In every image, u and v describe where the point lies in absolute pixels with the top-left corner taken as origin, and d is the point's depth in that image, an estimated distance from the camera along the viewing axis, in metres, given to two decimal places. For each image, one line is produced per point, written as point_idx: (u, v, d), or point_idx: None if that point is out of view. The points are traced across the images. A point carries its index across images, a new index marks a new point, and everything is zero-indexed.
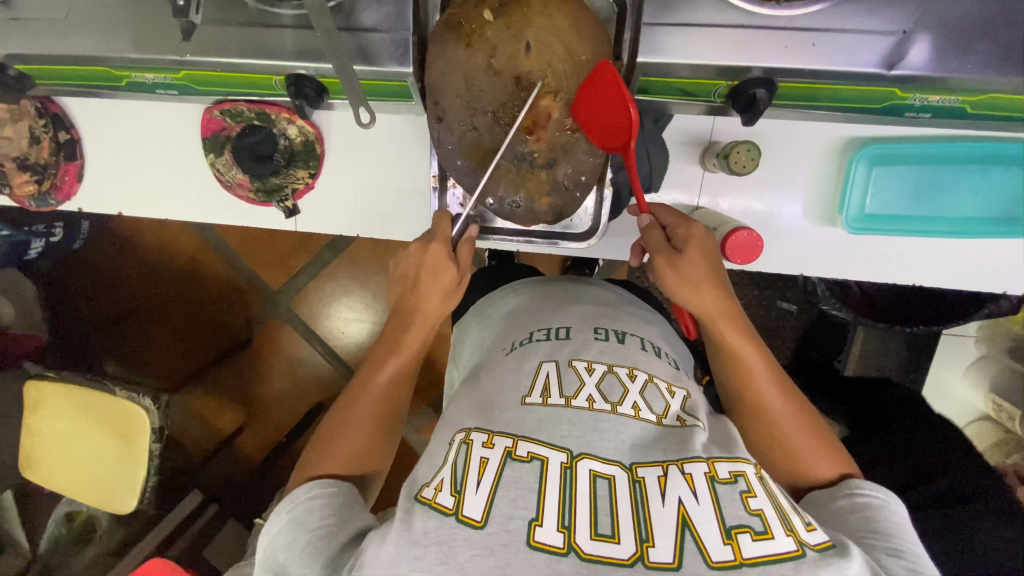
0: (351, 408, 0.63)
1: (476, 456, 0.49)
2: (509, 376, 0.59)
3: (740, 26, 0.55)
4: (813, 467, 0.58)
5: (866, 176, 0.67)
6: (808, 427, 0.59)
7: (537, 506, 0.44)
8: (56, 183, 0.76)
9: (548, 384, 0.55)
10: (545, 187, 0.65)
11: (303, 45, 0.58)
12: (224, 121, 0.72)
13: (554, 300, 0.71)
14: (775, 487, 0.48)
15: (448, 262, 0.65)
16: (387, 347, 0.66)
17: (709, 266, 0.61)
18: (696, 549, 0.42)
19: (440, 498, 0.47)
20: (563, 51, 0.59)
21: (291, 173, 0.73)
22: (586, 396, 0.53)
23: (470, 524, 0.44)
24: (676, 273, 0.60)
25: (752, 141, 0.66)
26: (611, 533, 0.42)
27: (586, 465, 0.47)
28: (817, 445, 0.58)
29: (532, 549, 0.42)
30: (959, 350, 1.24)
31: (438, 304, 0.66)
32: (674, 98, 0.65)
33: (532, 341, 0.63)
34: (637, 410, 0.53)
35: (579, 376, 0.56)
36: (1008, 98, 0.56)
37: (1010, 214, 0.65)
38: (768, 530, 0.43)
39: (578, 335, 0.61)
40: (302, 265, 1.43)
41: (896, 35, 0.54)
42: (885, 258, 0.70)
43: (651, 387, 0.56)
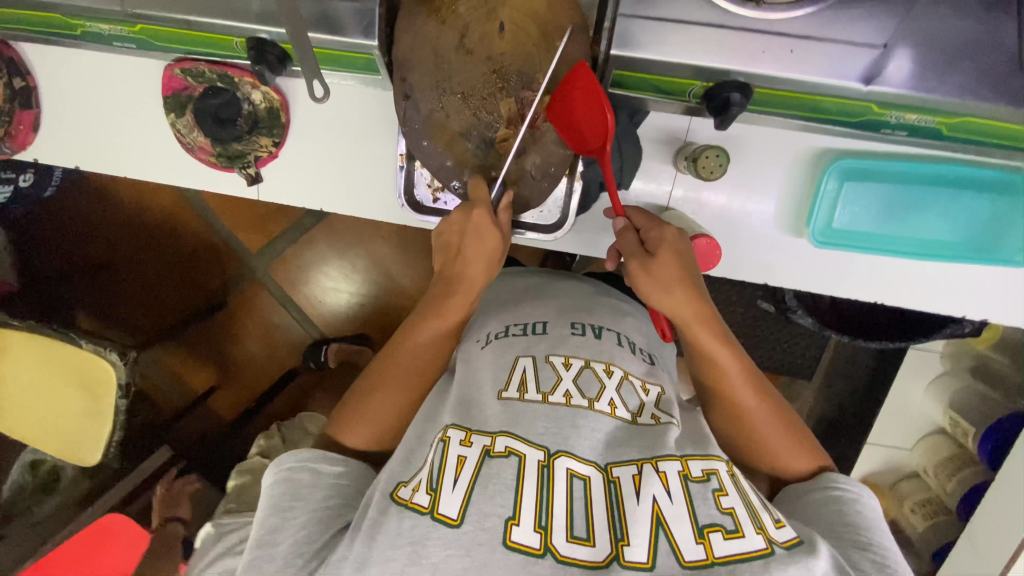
0: (392, 370, 0.62)
1: (454, 454, 0.49)
2: (485, 368, 0.58)
3: (718, 26, 0.53)
4: (789, 464, 0.59)
5: (837, 191, 0.66)
6: (785, 425, 0.59)
7: (514, 505, 0.44)
8: (11, 131, 0.73)
9: (525, 379, 0.54)
10: (511, 176, 0.64)
11: (267, 9, 0.55)
12: (186, 80, 0.69)
13: (531, 293, 0.70)
14: (746, 485, 0.49)
15: (492, 228, 0.61)
16: (430, 309, 0.63)
17: (681, 269, 0.59)
18: (669, 549, 0.43)
19: (416, 498, 0.47)
20: (538, 36, 0.57)
21: (254, 140, 0.71)
22: (564, 391, 0.53)
23: (446, 521, 0.45)
24: (648, 278, 0.59)
25: (722, 148, 0.65)
26: (585, 537, 0.43)
27: (563, 463, 0.47)
28: (794, 442, 0.59)
29: (508, 550, 0.43)
30: (927, 364, 1.27)
31: (481, 272, 0.63)
32: (648, 94, 0.62)
33: (509, 336, 0.62)
34: (613, 407, 0.52)
35: (556, 371, 0.55)
36: (987, 121, 0.55)
37: (978, 241, 0.64)
38: (739, 529, 0.44)
39: (555, 330, 0.61)
40: (279, 231, 1.40)
41: (877, 49, 0.52)
42: (850, 274, 0.70)
43: (627, 384, 0.55)
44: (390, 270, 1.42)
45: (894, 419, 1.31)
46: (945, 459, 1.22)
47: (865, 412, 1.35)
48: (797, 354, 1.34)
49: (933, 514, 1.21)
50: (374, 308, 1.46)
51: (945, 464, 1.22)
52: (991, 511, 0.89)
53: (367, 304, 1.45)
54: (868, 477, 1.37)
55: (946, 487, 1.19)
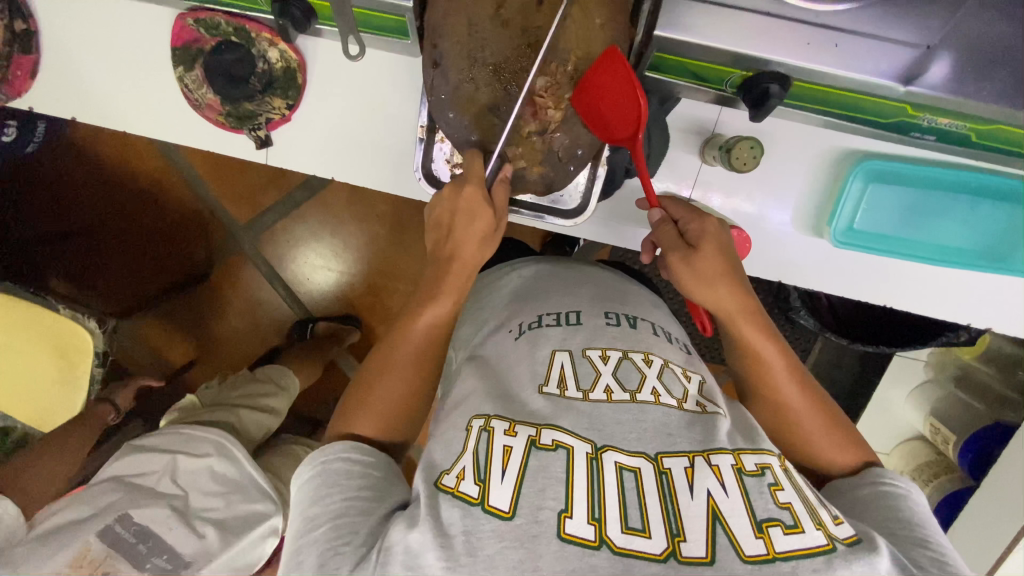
0: (386, 360, 0.60)
1: (499, 443, 0.47)
2: (520, 363, 0.56)
3: (766, 13, 0.51)
4: (833, 459, 0.59)
5: (860, 191, 0.66)
6: (829, 421, 0.59)
7: (567, 498, 0.43)
8: (7, 77, 0.69)
9: (563, 375, 0.53)
10: (537, 156, 0.62)
11: None
12: (198, 32, 0.65)
13: (563, 280, 0.68)
14: (799, 480, 0.49)
15: (484, 207, 0.59)
16: (423, 294, 0.61)
17: (725, 263, 0.59)
18: (729, 543, 0.42)
19: (463, 487, 0.45)
20: (577, 11, 0.55)
21: (267, 101, 0.68)
22: (604, 387, 0.52)
23: (499, 514, 0.43)
24: (690, 271, 0.59)
25: (755, 139, 0.64)
26: (640, 528, 0.42)
27: (611, 457, 0.46)
28: (838, 439, 0.59)
29: (563, 542, 0.41)
30: (910, 372, 1.30)
31: (473, 253, 0.60)
32: (683, 80, 0.61)
33: (542, 327, 0.59)
34: (657, 396, 0.51)
35: (594, 366, 0.54)
36: (1016, 131, 0.55)
37: (991, 248, 0.65)
38: (799, 524, 0.43)
39: (589, 321, 0.59)
40: (270, 203, 1.36)
41: (918, 49, 0.51)
42: (862, 275, 0.70)
43: (668, 372, 0.54)
44: (385, 250, 1.38)
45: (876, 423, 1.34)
46: (924, 463, 1.26)
47: (847, 416, 1.38)
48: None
49: None
50: (367, 288, 1.42)
51: (923, 467, 1.25)
52: (975, 515, 0.92)
53: (359, 284, 1.42)
54: None
55: (923, 491, 1.22)
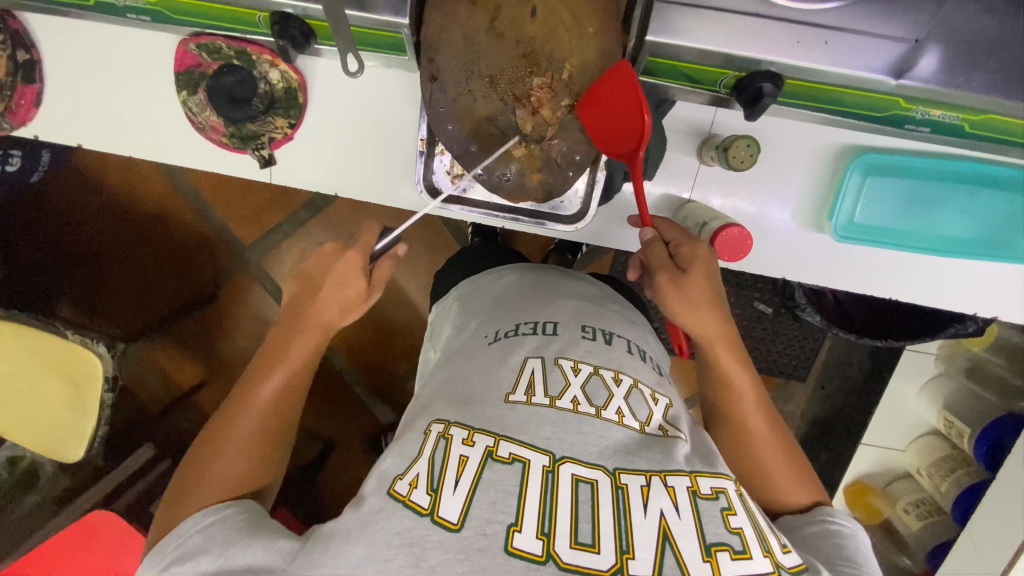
0: (232, 419, 0.60)
1: (456, 452, 0.47)
2: (491, 368, 0.56)
3: (754, 15, 0.52)
4: (788, 496, 0.58)
5: (859, 186, 0.66)
6: (789, 457, 0.60)
7: (517, 510, 0.43)
8: (10, 106, 0.70)
9: (533, 381, 0.53)
10: (535, 162, 0.64)
11: None
12: (200, 57, 0.67)
13: (540, 289, 0.68)
14: (753, 506, 0.49)
15: (359, 274, 0.67)
16: (274, 353, 0.64)
17: (710, 287, 0.61)
18: (675, 564, 0.42)
19: (416, 497, 0.45)
20: (569, 19, 0.56)
21: (269, 120, 0.69)
22: (571, 397, 0.51)
23: (446, 525, 0.43)
24: (677, 292, 0.60)
25: (752, 137, 0.64)
26: (590, 543, 0.42)
27: (568, 469, 0.46)
28: (795, 475, 0.59)
29: (509, 556, 0.41)
30: (921, 366, 1.29)
31: (334, 311, 0.66)
32: (677, 83, 0.62)
33: (518, 334, 0.60)
34: (621, 416, 0.51)
35: (565, 376, 0.53)
36: (1008, 120, 0.56)
37: (992, 238, 0.66)
38: (747, 550, 0.44)
39: (566, 332, 0.59)
40: (275, 222, 1.37)
41: (908, 43, 0.52)
42: (867, 271, 0.71)
43: (636, 392, 0.54)
44: None
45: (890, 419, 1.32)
46: (940, 458, 1.25)
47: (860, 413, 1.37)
48: (794, 355, 1.36)
49: (927, 514, 1.23)
50: None
51: (940, 463, 1.24)
52: (991, 509, 0.91)
53: None
54: (862, 478, 1.39)
55: (940, 487, 1.21)
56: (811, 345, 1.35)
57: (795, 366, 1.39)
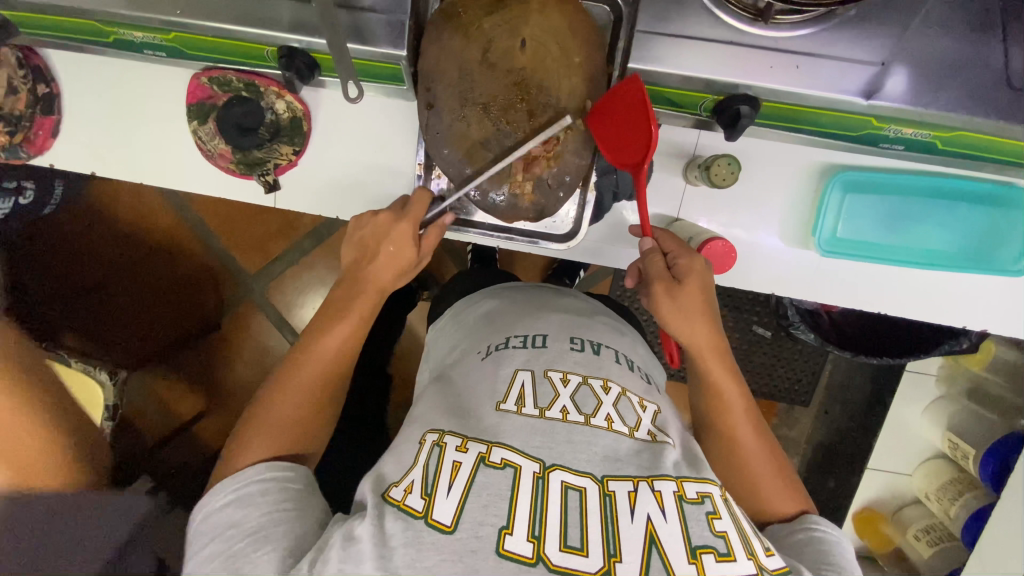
0: (295, 376, 0.61)
1: (449, 460, 0.48)
2: (484, 382, 0.57)
3: (729, 43, 0.56)
4: (776, 506, 0.59)
5: (840, 202, 0.69)
6: (777, 467, 0.60)
7: (508, 515, 0.44)
8: (29, 136, 0.74)
9: (523, 394, 0.54)
10: (528, 182, 0.65)
11: (299, 18, 0.58)
12: (211, 89, 0.71)
13: (531, 305, 0.69)
14: (738, 510, 0.49)
15: (411, 243, 0.65)
16: (334, 313, 0.64)
17: (705, 300, 0.62)
18: (661, 566, 0.43)
19: (410, 500, 0.46)
20: (557, 49, 0.60)
21: (275, 148, 0.72)
22: (560, 407, 0.52)
23: (440, 528, 0.44)
24: (672, 303, 0.61)
25: (732, 156, 0.67)
26: (578, 547, 0.43)
27: (557, 476, 0.46)
28: (784, 486, 0.60)
29: (500, 558, 0.42)
30: (921, 388, 1.29)
31: (389, 275, 0.66)
32: (660, 108, 0.66)
33: (508, 348, 0.61)
34: (611, 422, 0.51)
35: (554, 387, 0.54)
36: (980, 137, 0.59)
37: (971, 250, 0.68)
38: (731, 552, 0.44)
39: (555, 344, 0.60)
40: (279, 251, 1.41)
41: (875, 66, 0.55)
42: (852, 286, 0.72)
43: (624, 400, 0.54)
44: None
45: (893, 443, 1.31)
46: (947, 483, 1.22)
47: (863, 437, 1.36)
48: (794, 379, 1.37)
49: (938, 540, 1.20)
50: None
51: (948, 488, 1.21)
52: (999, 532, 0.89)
53: None
54: (870, 504, 1.36)
55: (949, 512, 1.18)
56: (812, 366, 1.36)
57: (797, 389, 1.39)
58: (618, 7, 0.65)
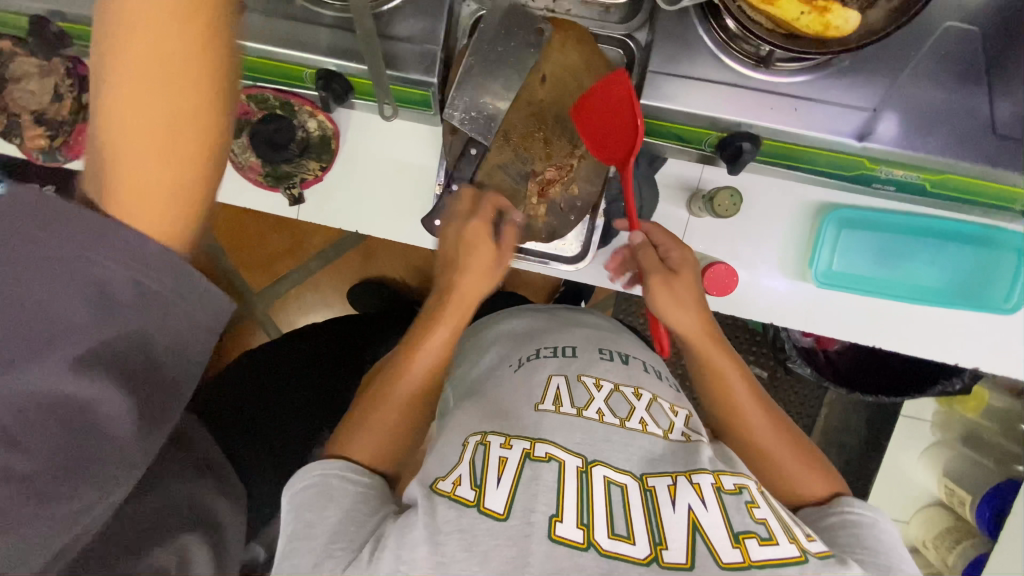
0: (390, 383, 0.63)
1: (495, 454, 0.50)
2: (518, 388, 0.60)
3: (732, 84, 0.62)
4: (806, 488, 0.59)
5: (835, 237, 0.73)
6: (796, 448, 0.62)
7: (558, 503, 0.45)
8: (68, 140, 0.79)
9: (559, 395, 0.58)
10: (542, 206, 0.71)
11: (339, 45, 0.63)
12: (248, 106, 0.76)
13: (552, 322, 0.74)
14: (775, 502, 0.51)
15: (487, 239, 0.65)
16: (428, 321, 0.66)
17: (697, 290, 0.67)
18: (706, 551, 0.44)
19: (459, 489, 0.47)
20: (574, 86, 0.67)
21: (303, 163, 0.76)
22: (597, 408, 0.56)
23: (492, 515, 0.45)
24: (670, 294, 0.65)
25: (733, 188, 0.72)
26: (626, 535, 0.44)
27: (600, 471, 0.49)
28: (808, 466, 0.60)
29: (552, 543, 0.43)
30: (916, 434, 1.29)
31: (477, 283, 0.65)
32: (667, 142, 0.70)
33: (540, 357, 0.65)
34: (645, 424, 0.55)
35: (589, 391, 0.58)
36: (966, 179, 0.63)
37: (960, 287, 0.72)
38: (772, 536, 0.45)
39: (584, 354, 0.65)
40: (286, 271, 1.43)
41: (866, 111, 0.60)
42: (848, 320, 0.75)
43: (655, 405, 0.59)
44: None
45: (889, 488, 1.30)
46: (943, 530, 1.21)
47: (859, 482, 1.35)
48: None
49: None
50: None
51: (945, 537, 1.20)
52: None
53: None
54: None
55: (947, 560, 1.18)
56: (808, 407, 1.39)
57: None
58: (631, 51, 0.69)
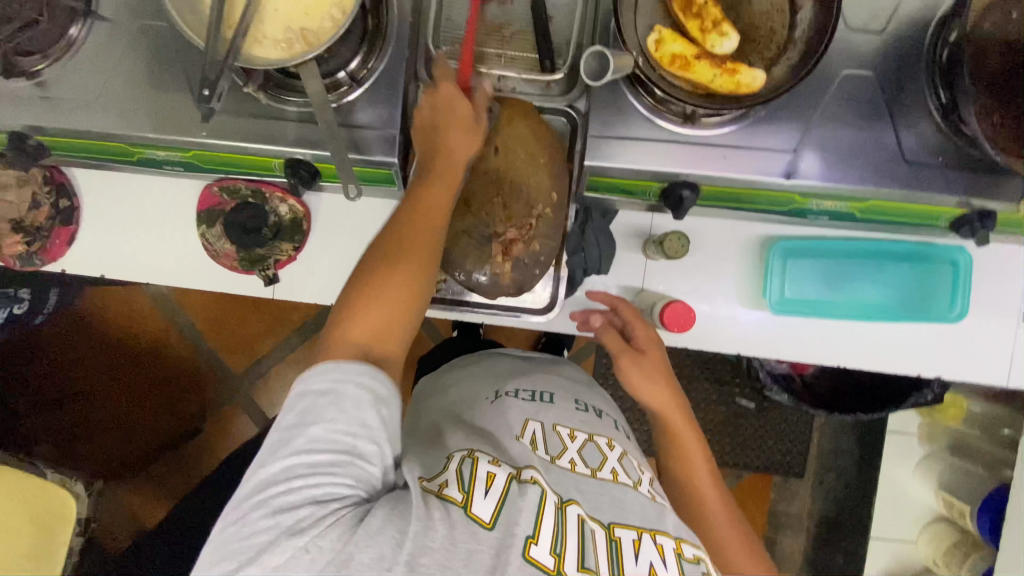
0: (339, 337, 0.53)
1: (483, 470, 0.54)
2: (497, 420, 0.64)
3: (666, 140, 0.68)
4: (740, 574, 0.66)
5: (782, 268, 0.77)
6: (739, 532, 0.68)
7: (536, 526, 0.49)
8: (45, 245, 0.80)
9: (535, 439, 0.62)
10: (507, 263, 0.74)
11: (304, 135, 0.69)
12: (222, 197, 0.80)
13: (526, 367, 0.78)
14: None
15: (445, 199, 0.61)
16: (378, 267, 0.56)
17: (664, 365, 0.73)
18: None
19: (449, 492, 0.51)
20: (526, 154, 0.72)
21: (276, 246, 0.80)
22: (570, 458, 0.60)
23: (480, 522, 0.49)
24: (638, 370, 0.72)
25: (682, 232, 0.77)
26: (594, 568, 0.48)
27: (574, 510, 0.52)
28: (746, 553, 0.67)
29: (526, 562, 0.46)
30: (907, 449, 1.30)
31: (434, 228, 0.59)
32: (616, 196, 0.75)
33: (517, 398, 0.69)
34: (616, 474, 0.59)
35: (563, 440, 0.62)
36: (888, 205, 0.70)
37: (910, 305, 0.77)
38: None
39: (560, 401, 0.70)
40: (267, 350, 1.43)
41: (788, 152, 0.67)
42: (811, 344, 0.79)
43: (626, 458, 0.63)
44: None
45: (890, 508, 1.29)
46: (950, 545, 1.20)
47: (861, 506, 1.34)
48: (785, 449, 1.38)
49: None
50: None
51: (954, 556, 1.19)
52: None
53: None
54: None
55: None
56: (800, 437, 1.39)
57: (789, 463, 1.40)
58: (573, 118, 0.78)
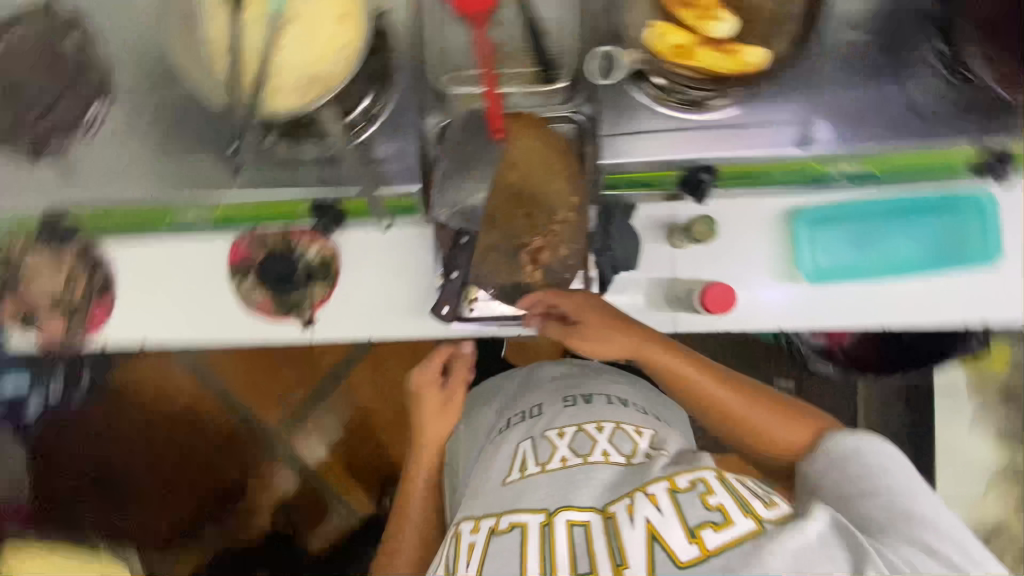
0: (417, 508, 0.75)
1: (467, 541, 0.67)
2: (500, 456, 0.76)
3: (677, 127, 0.73)
4: (790, 442, 0.74)
5: (811, 237, 0.77)
6: (768, 410, 0.76)
7: (521, 566, 0.62)
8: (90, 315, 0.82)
9: (525, 458, 0.73)
10: (538, 272, 0.75)
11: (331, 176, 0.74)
12: (249, 250, 0.80)
13: (525, 387, 0.92)
14: (737, 484, 0.65)
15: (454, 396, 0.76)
16: None
17: (602, 317, 0.76)
18: (668, 554, 0.57)
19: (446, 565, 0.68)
20: (544, 163, 0.71)
21: (309, 290, 0.81)
22: (560, 457, 0.71)
23: None
24: (583, 338, 0.77)
25: (707, 216, 0.77)
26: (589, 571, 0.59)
27: (563, 518, 0.63)
28: (786, 420, 0.75)
29: None
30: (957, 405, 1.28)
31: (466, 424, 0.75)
32: (637, 190, 0.78)
33: (511, 425, 0.82)
34: (607, 455, 0.71)
35: (551, 443, 0.73)
36: (905, 156, 0.72)
37: (947, 253, 0.76)
38: (728, 520, 0.59)
39: (549, 408, 0.81)
40: (299, 400, 1.43)
41: (800, 123, 0.71)
42: (850, 308, 0.78)
43: (618, 433, 0.75)
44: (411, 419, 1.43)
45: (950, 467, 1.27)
46: None
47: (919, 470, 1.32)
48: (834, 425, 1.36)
49: None
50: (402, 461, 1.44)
51: None
52: None
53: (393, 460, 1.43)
54: None
55: None
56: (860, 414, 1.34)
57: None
58: (582, 123, 0.74)
